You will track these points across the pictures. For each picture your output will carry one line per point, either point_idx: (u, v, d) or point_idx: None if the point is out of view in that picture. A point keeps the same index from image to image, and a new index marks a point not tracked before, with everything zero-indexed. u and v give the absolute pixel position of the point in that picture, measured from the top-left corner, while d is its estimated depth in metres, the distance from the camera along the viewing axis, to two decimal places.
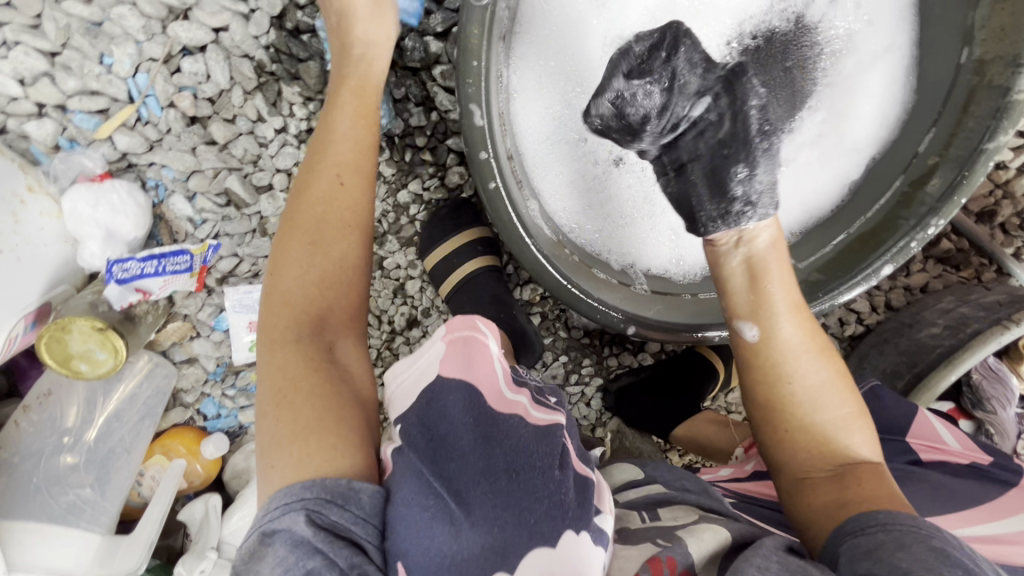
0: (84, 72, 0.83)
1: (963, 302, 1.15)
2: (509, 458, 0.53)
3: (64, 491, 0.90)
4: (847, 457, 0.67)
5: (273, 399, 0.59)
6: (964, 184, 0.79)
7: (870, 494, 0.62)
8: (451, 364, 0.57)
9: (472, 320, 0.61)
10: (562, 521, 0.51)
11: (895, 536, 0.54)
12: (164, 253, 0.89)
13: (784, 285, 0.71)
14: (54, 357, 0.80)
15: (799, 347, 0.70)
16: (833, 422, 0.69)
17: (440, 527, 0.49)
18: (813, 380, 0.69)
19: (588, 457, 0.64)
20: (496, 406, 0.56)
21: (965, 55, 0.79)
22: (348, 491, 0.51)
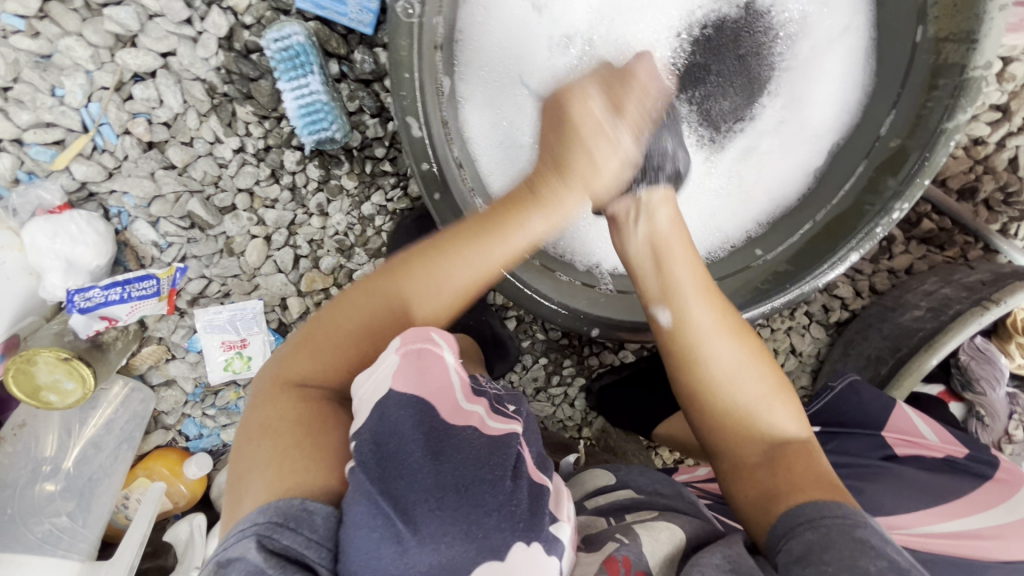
0: (36, 105, 0.84)
1: (945, 284, 1.13)
2: (459, 471, 0.50)
3: (41, 520, 0.92)
4: (772, 434, 0.69)
5: (273, 414, 0.57)
6: (925, 167, 0.76)
7: (796, 479, 0.64)
8: (402, 379, 0.54)
9: (428, 331, 0.58)
10: (512, 533, 0.48)
11: (820, 533, 0.56)
12: (128, 279, 0.89)
13: (687, 266, 0.74)
14: (22, 389, 0.81)
15: (711, 330, 0.71)
16: (755, 402, 0.70)
17: (388, 547, 0.46)
18: (727, 360, 0.70)
19: (547, 465, 0.62)
20: (450, 419, 0.53)
21: (920, 33, 0.77)
22: (300, 510, 0.49)
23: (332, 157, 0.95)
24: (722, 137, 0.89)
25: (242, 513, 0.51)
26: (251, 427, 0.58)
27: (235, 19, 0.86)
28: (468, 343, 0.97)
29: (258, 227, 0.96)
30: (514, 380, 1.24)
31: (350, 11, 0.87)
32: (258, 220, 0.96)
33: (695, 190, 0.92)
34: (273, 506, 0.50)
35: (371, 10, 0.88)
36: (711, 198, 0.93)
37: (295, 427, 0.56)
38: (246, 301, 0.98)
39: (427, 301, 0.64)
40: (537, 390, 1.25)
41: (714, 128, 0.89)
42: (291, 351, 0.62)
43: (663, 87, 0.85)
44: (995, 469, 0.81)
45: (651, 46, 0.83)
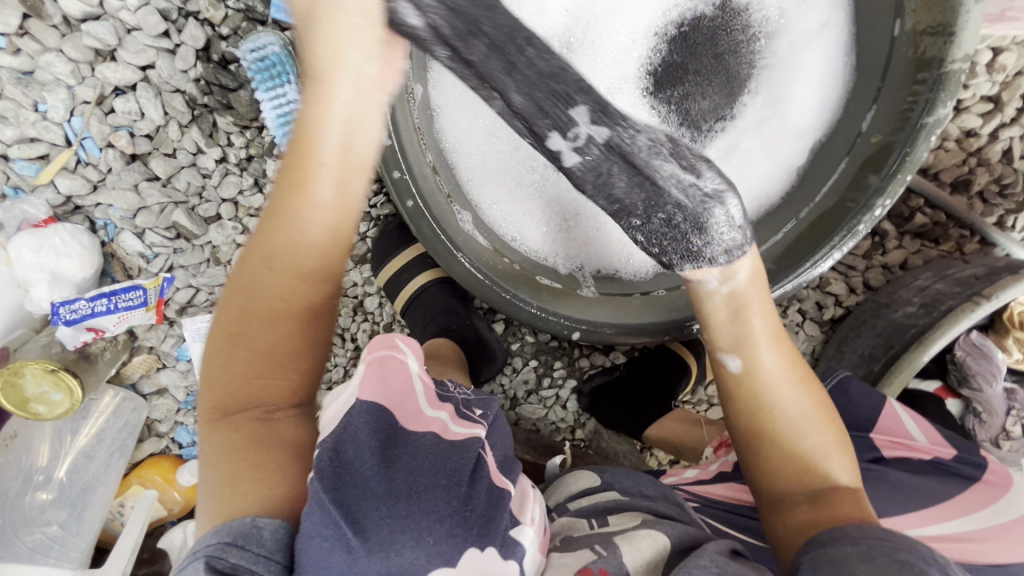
0: (20, 120, 0.85)
1: (939, 279, 1.12)
2: (413, 478, 0.54)
3: (31, 530, 0.93)
4: (828, 481, 0.66)
5: (217, 443, 0.58)
6: (907, 162, 0.74)
7: (841, 516, 0.60)
8: (367, 386, 0.58)
9: (392, 339, 0.63)
10: (465, 539, 0.53)
11: (861, 548, 0.53)
12: (114, 290, 0.91)
13: (765, 316, 0.71)
14: (11, 401, 0.82)
15: (780, 375, 0.70)
16: (813, 450, 0.67)
17: (339, 556, 0.48)
18: (794, 409, 0.69)
19: (511, 468, 0.67)
20: (408, 425, 0.59)
21: (897, 27, 0.76)
22: (250, 528, 0.50)
23: None
24: (704, 136, 0.88)
25: (195, 540, 0.51)
26: (204, 461, 0.58)
27: (211, 31, 0.87)
28: (452, 348, 0.98)
29: (243, 236, 0.97)
30: (504, 383, 1.24)
31: None
32: (243, 229, 0.97)
33: None
34: (223, 529, 0.50)
35: None
36: None
37: (233, 455, 0.56)
38: None
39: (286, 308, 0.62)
40: (527, 392, 1.25)
41: (694, 128, 0.87)
42: (209, 383, 0.62)
43: (638, 89, 0.85)
44: (984, 472, 0.79)
45: (627, 46, 0.84)
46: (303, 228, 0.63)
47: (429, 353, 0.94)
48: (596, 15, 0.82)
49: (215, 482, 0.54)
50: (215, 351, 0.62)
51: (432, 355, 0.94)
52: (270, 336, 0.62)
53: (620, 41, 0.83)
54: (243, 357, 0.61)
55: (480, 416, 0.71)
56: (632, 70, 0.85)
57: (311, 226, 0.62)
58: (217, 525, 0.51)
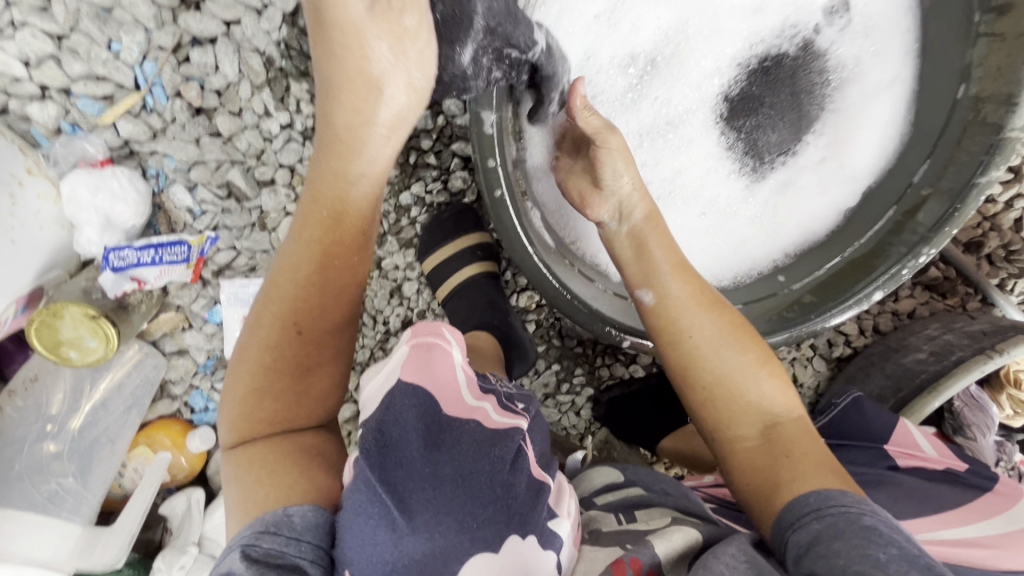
0: (91, 57, 0.82)
1: (948, 330, 1.18)
2: (457, 464, 0.52)
3: (42, 481, 0.89)
4: (763, 412, 0.68)
5: (244, 461, 0.59)
6: (955, 217, 0.78)
7: (797, 463, 0.62)
8: (411, 367, 0.54)
9: (438, 325, 0.59)
10: (507, 526, 0.51)
11: (827, 523, 0.55)
12: (161, 242, 0.88)
13: (665, 249, 0.75)
14: (43, 343, 0.79)
15: (693, 305, 0.72)
16: (732, 371, 0.69)
17: (382, 534, 0.47)
18: (708, 331, 0.71)
19: (548, 463, 0.66)
20: (451, 413, 0.55)
21: (961, 91, 0.79)
22: (281, 516, 0.52)
23: None
24: (765, 167, 0.93)
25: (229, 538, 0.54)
26: (229, 483, 0.59)
27: None
28: (490, 343, 0.96)
29: (294, 205, 0.95)
30: (525, 384, 1.24)
31: None
32: (296, 198, 0.96)
33: (730, 216, 0.95)
34: (258, 522, 0.52)
35: None
36: (745, 226, 0.96)
37: (257, 467, 0.58)
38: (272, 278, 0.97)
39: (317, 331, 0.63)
40: (545, 395, 1.26)
41: (758, 159, 0.92)
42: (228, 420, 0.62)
43: (711, 115, 0.89)
44: (995, 483, 0.85)
45: (711, 72, 0.87)
46: (327, 286, 0.63)
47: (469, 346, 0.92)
48: (687, 38, 0.85)
49: (252, 480, 0.57)
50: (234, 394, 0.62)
51: (473, 348, 0.91)
52: (302, 371, 0.62)
53: (704, 69, 0.87)
54: (269, 398, 0.61)
55: (523, 410, 0.69)
56: (710, 95, 0.88)
57: (324, 263, 0.62)
58: (252, 518, 0.53)
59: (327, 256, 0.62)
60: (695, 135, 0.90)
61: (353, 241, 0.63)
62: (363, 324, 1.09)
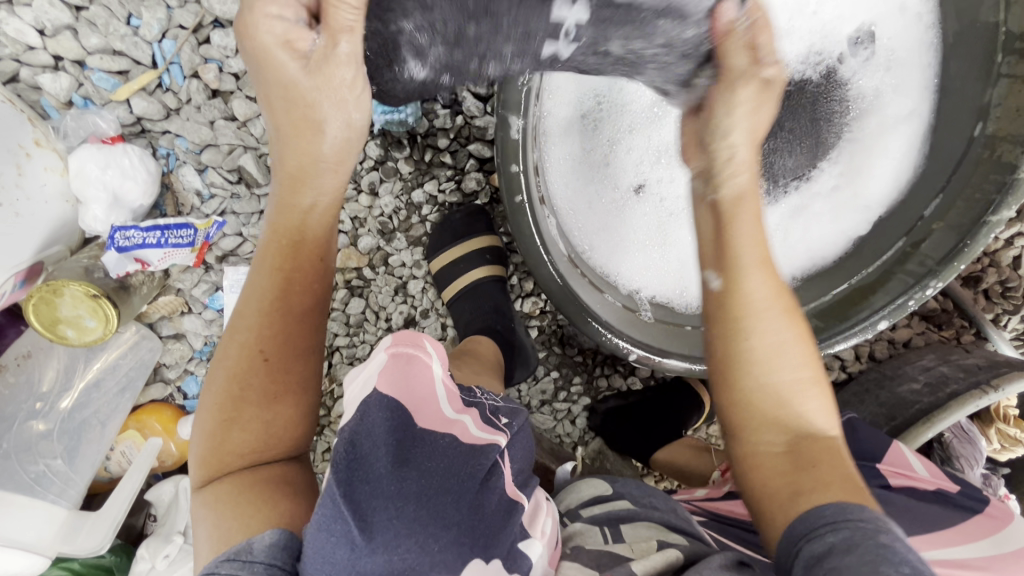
0: (109, 31, 0.81)
1: (943, 361, 1.20)
2: (425, 482, 0.47)
3: (32, 460, 0.88)
4: (802, 427, 0.58)
5: (212, 496, 0.56)
6: (964, 252, 0.80)
7: (830, 481, 0.53)
8: (388, 378, 0.50)
9: (419, 336, 0.55)
10: (470, 550, 0.47)
11: (844, 535, 0.47)
12: (168, 224, 0.85)
13: (756, 231, 0.60)
14: (41, 320, 0.77)
15: (772, 305, 0.59)
16: (789, 384, 0.58)
17: (341, 552, 0.42)
18: (773, 336, 0.59)
19: (527, 481, 0.62)
20: (423, 426, 0.51)
21: (978, 129, 0.81)
22: (243, 545, 0.49)
23: (394, 139, 0.99)
24: (778, 191, 0.93)
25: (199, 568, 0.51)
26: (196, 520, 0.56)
27: None
28: (491, 348, 0.94)
29: None
30: (522, 389, 1.24)
31: None
32: None
33: None
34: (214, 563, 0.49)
35: None
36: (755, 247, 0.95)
37: (222, 504, 0.54)
38: None
39: (286, 358, 0.60)
40: (541, 402, 1.26)
41: (772, 182, 0.92)
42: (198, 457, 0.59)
43: None
44: (987, 506, 0.85)
45: None
46: (289, 314, 0.60)
47: (468, 350, 0.90)
48: None
49: (217, 512, 0.54)
50: (205, 430, 0.59)
51: (471, 352, 0.89)
52: (272, 400, 0.59)
53: None
54: (238, 433, 0.58)
55: (505, 426, 0.63)
56: None
57: (287, 286, 0.60)
58: (218, 551, 0.51)
59: (286, 282, 0.60)
60: None
61: (312, 265, 0.62)
62: (365, 320, 1.08)
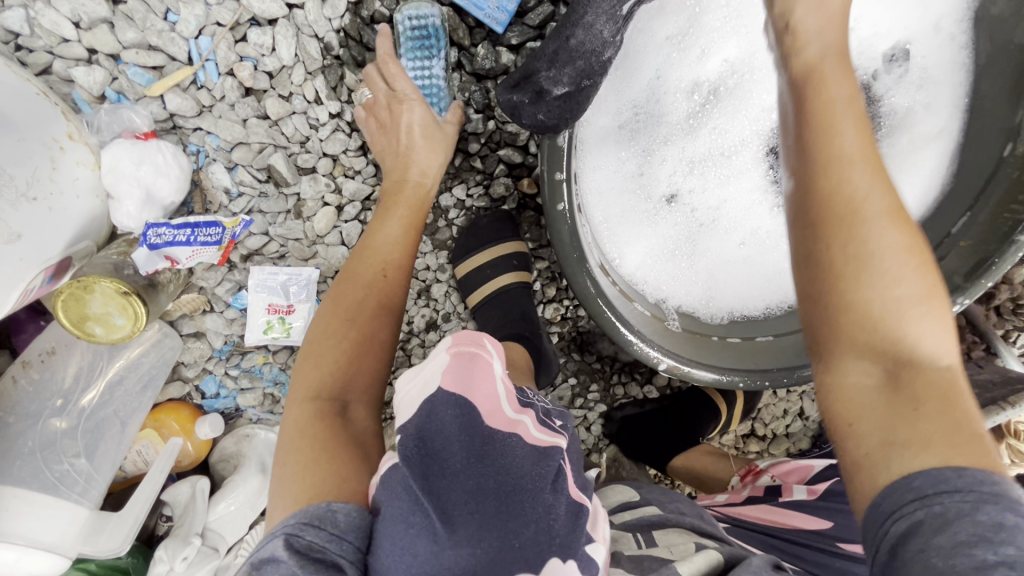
0: (146, 25, 0.80)
1: None
2: (502, 478, 0.46)
3: (57, 459, 0.85)
4: (906, 350, 0.49)
5: (306, 426, 0.57)
6: (991, 268, 0.81)
7: (934, 435, 0.45)
8: (452, 376, 0.49)
9: (479, 336, 0.53)
10: (547, 548, 0.44)
11: (935, 511, 0.43)
12: (197, 222, 0.84)
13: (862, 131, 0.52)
14: (70, 316, 0.76)
15: (874, 205, 0.51)
16: (900, 298, 0.49)
17: (424, 545, 0.42)
18: (886, 241, 0.50)
19: (586, 485, 0.56)
20: (494, 425, 0.48)
21: (1007, 150, 0.80)
22: (325, 511, 0.47)
23: None
24: None
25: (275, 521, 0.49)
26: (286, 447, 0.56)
27: None
28: (522, 355, 0.92)
29: (333, 195, 0.94)
30: None
31: (488, 7, 0.86)
32: (335, 187, 0.94)
33: (767, 250, 0.94)
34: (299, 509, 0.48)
35: (508, 11, 0.87)
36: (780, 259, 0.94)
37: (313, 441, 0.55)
38: (302, 268, 0.95)
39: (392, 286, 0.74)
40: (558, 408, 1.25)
41: None
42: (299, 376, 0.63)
43: (762, 148, 0.89)
44: None
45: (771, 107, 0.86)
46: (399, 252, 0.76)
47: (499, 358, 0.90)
48: (754, 69, 0.84)
49: (305, 458, 0.53)
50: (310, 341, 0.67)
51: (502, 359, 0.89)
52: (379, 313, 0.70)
53: (763, 101, 0.86)
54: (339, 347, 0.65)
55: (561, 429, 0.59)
56: (765, 126, 0.88)
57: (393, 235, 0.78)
58: (295, 507, 0.49)
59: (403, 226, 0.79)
60: (744, 166, 0.90)
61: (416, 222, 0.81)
62: None
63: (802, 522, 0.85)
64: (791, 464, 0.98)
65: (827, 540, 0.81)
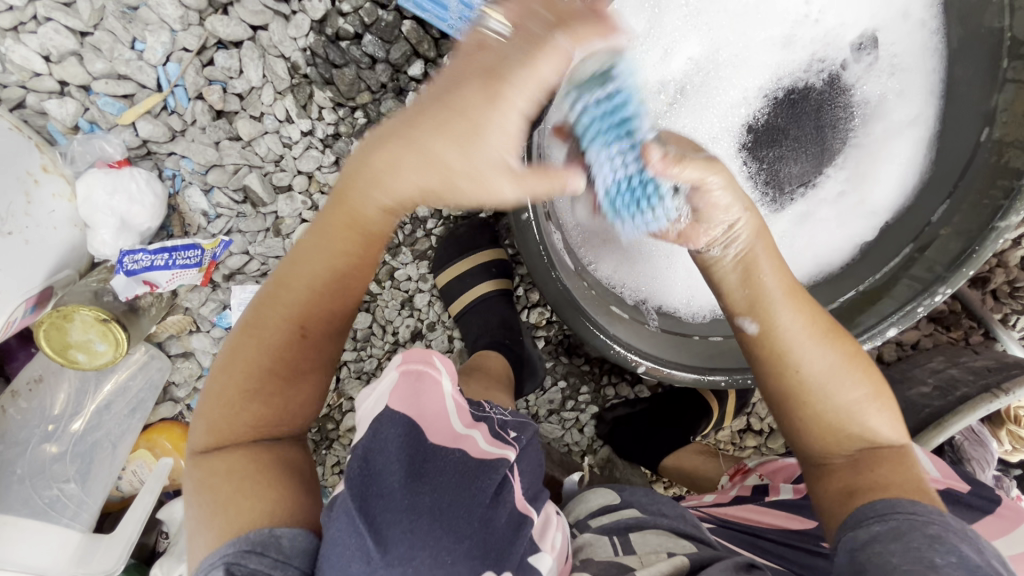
0: (113, 55, 0.81)
1: (952, 364, 1.19)
2: (438, 496, 0.46)
3: (47, 485, 0.88)
4: (865, 440, 0.60)
5: (217, 469, 0.55)
6: (974, 257, 0.77)
7: (889, 485, 0.56)
8: (399, 395, 0.50)
9: (429, 354, 0.56)
10: (482, 563, 0.45)
11: (889, 525, 0.53)
12: (175, 245, 0.86)
13: (779, 271, 0.62)
14: (52, 345, 0.78)
15: (803, 337, 0.60)
16: (847, 405, 0.60)
17: (356, 567, 0.41)
18: (820, 365, 0.60)
19: (537, 495, 0.58)
20: (435, 442, 0.49)
21: (984, 134, 0.79)
22: (268, 536, 0.50)
23: None
24: (785, 197, 0.91)
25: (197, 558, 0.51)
26: (202, 487, 0.55)
27: (331, 5, 0.84)
28: (499, 363, 0.92)
29: (309, 211, 0.95)
30: (529, 400, 1.23)
31: (450, 18, 0.84)
32: (311, 204, 0.95)
33: None
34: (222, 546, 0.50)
35: (470, 19, 0.85)
36: None
37: (229, 481, 0.54)
38: None
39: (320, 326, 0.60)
40: (550, 411, 1.25)
41: (778, 190, 0.91)
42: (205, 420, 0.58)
43: (736, 143, 0.88)
44: (998, 506, 0.83)
45: (739, 102, 0.87)
46: (340, 287, 0.59)
47: (478, 365, 0.89)
48: (718, 67, 0.86)
49: (218, 498, 0.53)
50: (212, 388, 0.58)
51: (480, 368, 0.88)
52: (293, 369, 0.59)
53: (728, 97, 0.87)
54: (248, 405, 0.57)
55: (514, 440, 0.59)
56: (736, 122, 0.88)
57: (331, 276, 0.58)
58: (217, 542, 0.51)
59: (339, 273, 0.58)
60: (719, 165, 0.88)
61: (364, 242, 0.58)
62: (372, 334, 1.08)
63: (786, 522, 0.84)
64: (779, 462, 0.97)
65: (808, 539, 0.79)
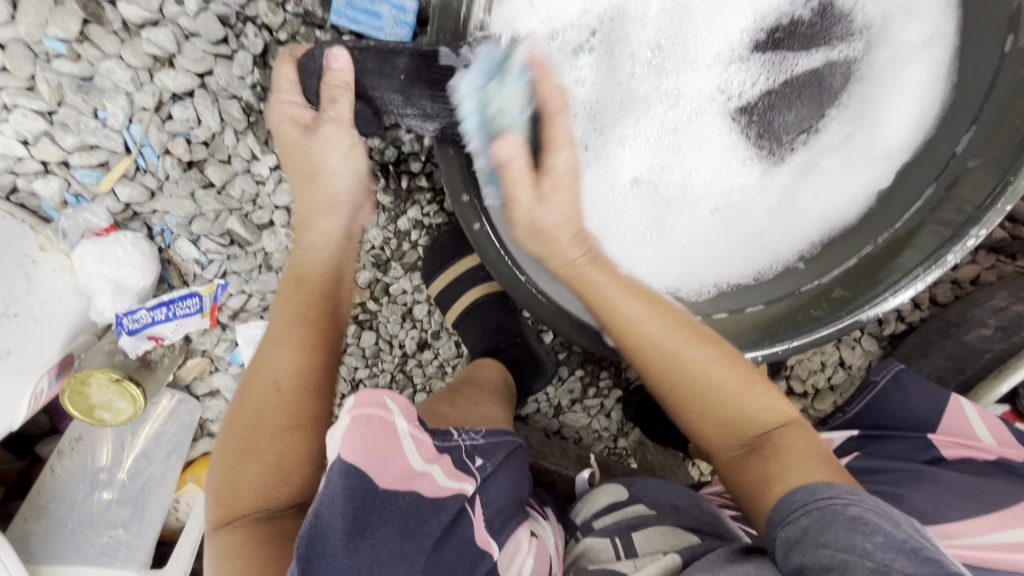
0: (80, 128, 0.84)
1: (1018, 299, 1.04)
2: (379, 551, 0.46)
3: (97, 533, 0.97)
4: (760, 426, 0.62)
5: (228, 552, 0.54)
6: (1007, 190, 0.66)
7: (795, 465, 0.57)
8: (349, 447, 0.46)
9: (384, 393, 0.50)
10: None
11: (815, 517, 0.50)
12: (172, 298, 0.90)
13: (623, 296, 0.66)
14: (78, 409, 0.84)
15: (677, 341, 0.64)
16: (728, 396, 0.62)
17: None
18: (698, 363, 0.63)
19: (507, 522, 0.58)
20: (387, 491, 0.48)
21: (1008, 43, 0.67)
22: None
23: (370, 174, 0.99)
24: (783, 149, 0.83)
25: None
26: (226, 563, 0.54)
27: (269, 36, 0.85)
28: (491, 372, 0.91)
29: None
30: (549, 391, 1.21)
31: (386, 26, 0.83)
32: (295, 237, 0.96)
33: (744, 210, 0.85)
34: None
35: (407, 23, 0.83)
36: (762, 218, 0.85)
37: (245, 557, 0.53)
38: None
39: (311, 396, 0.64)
40: (572, 401, 1.22)
41: (775, 142, 0.82)
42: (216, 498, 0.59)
43: (719, 113, 0.82)
44: None
45: (719, 55, 0.79)
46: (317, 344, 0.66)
47: (470, 378, 0.88)
48: (691, 13, 0.77)
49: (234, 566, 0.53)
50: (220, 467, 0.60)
51: (474, 379, 0.88)
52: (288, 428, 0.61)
53: (705, 57, 0.79)
54: (251, 469, 0.58)
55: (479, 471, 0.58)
56: (721, 88, 0.81)
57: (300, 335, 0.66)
58: None
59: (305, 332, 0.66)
60: (702, 132, 0.82)
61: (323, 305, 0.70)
62: (380, 351, 1.09)
63: None
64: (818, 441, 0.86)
65: None
